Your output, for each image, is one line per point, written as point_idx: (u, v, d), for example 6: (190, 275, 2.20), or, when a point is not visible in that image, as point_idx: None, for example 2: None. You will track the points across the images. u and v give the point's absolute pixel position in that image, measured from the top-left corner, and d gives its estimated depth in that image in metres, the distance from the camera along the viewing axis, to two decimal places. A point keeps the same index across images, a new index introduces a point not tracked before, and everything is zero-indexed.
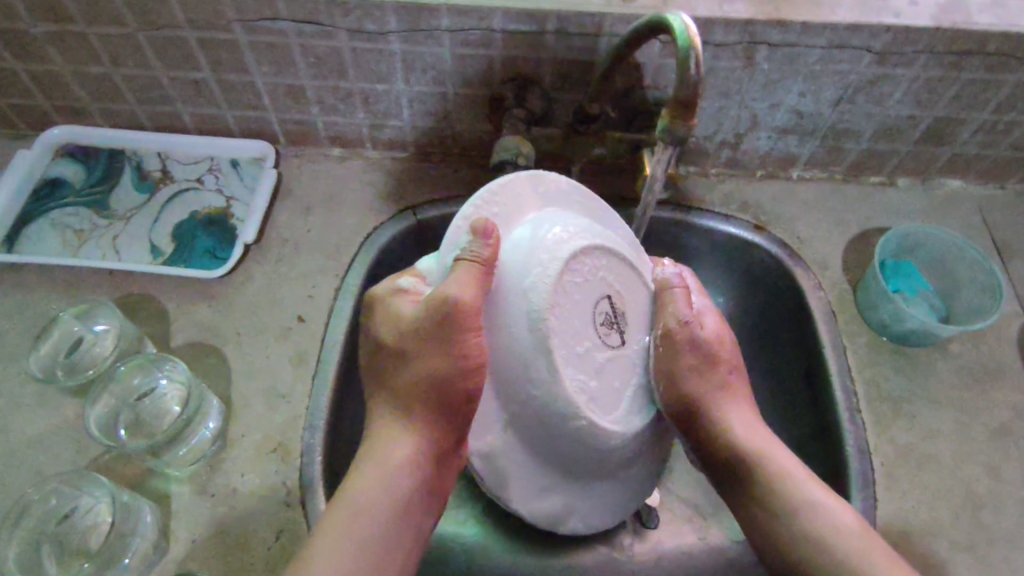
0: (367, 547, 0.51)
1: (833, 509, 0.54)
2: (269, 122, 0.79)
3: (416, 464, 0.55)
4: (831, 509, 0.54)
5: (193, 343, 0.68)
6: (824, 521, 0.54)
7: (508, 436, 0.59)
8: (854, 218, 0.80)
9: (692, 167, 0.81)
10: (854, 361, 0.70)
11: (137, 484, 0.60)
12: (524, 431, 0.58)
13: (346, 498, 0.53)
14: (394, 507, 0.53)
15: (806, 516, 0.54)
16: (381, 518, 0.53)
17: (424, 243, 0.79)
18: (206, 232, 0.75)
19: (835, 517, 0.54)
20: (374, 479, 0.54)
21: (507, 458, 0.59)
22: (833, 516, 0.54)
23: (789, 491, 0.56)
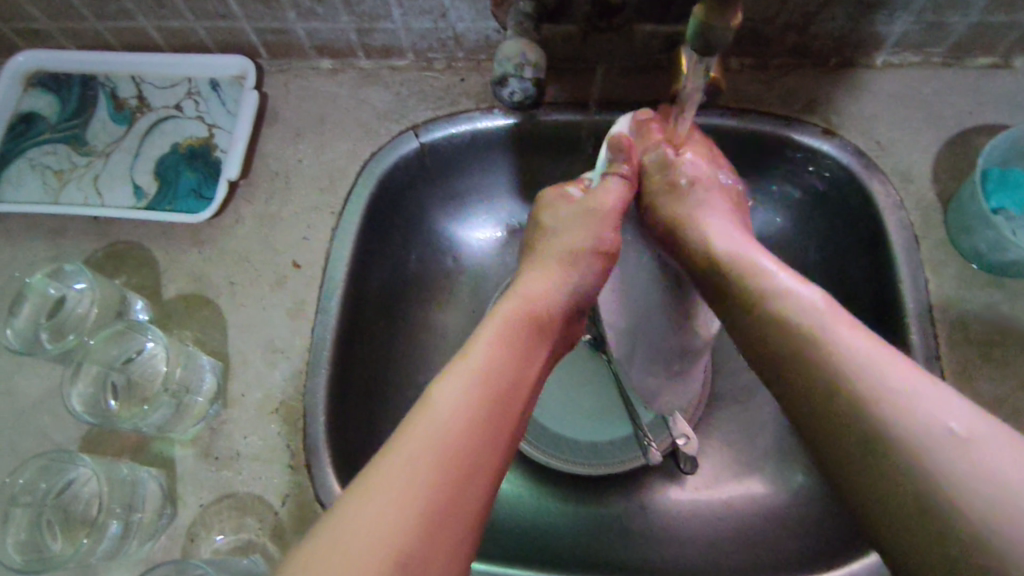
0: (415, 512, 0.36)
1: (829, 312, 0.44)
2: (245, 33, 0.68)
3: (521, 358, 0.47)
4: (822, 310, 0.44)
5: (186, 294, 0.63)
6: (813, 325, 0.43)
7: (626, 326, 0.67)
8: (952, 113, 0.64)
9: (747, 58, 0.66)
10: (937, 295, 0.58)
11: (140, 448, 0.58)
12: (638, 323, 0.66)
13: (452, 375, 0.44)
14: (503, 393, 0.44)
15: (805, 334, 0.43)
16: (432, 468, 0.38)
17: (433, 167, 0.70)
18: (190, 168, 0.68)
19: (826, 322, 0.43)
20: (473, 363, 0.45)
21: (626, 343, 0.68)
22: (824, 318, 0.43)
23: (777, 302, 0.46)
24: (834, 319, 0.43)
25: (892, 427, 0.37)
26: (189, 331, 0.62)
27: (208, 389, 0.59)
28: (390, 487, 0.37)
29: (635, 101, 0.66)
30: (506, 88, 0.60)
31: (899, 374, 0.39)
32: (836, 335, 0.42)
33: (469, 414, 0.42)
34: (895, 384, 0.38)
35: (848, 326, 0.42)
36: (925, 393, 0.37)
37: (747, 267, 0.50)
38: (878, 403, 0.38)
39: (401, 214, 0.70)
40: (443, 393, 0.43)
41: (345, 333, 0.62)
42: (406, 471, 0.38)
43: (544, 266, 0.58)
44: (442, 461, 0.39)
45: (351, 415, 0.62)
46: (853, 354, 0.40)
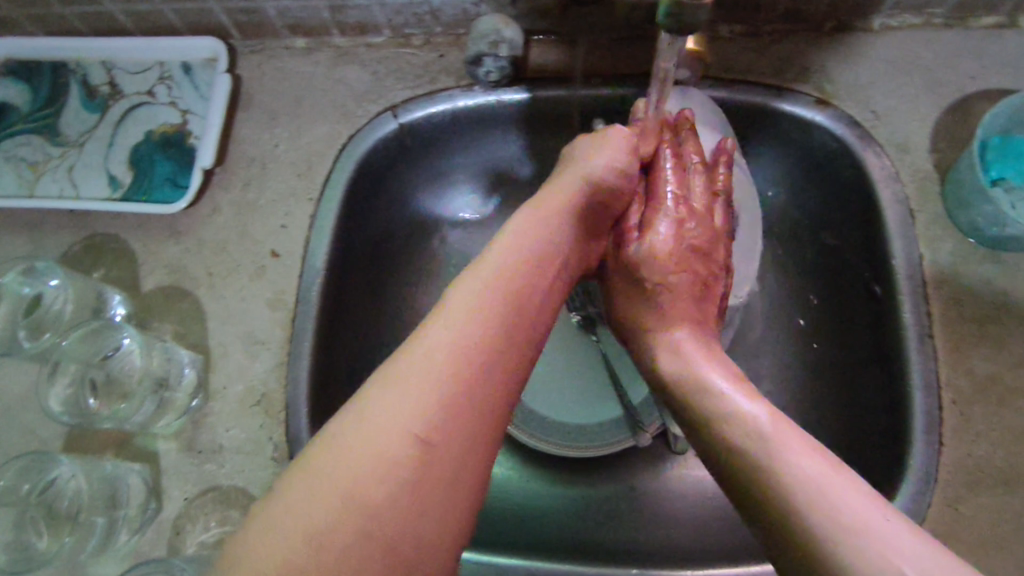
0: (429, 409, 0.35)
1: (777, 431, 0.37)
2: (214, 13, 0.66)
3: (546, 268, 0.46)
4: (767, 427, 0.38)
5: (164, 286, 0.62)
6: (741, 431, 0.38)
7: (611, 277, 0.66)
8: (954, 78, 0.61)
9: (738, 26, 0.63)
10: (932, 272, 0.56)
11: (124, 442, 0.58)
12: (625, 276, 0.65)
13: (473, 279, 0.43)
14: (524, 296, 0.43)
15: (734, 442, 0.38)
16: (454, 370, 0.37)
17: (413, 148, 0.68)
18: (165, 157, 0.67)
19: (770, 441, 0.37)
20: (499, 276, 0.43)
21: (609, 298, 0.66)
22: (770, 438, 0.37)
23: (721, 428, 0.40)
24: (782, 436, 0.37)
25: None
26: (168, 324, 0.61)
27: (189, 382, 0.59)
28: (402, 395, 0.35)
29: (620, 74, 0.63)
30: (481, 67, 0.58)
31: (857, 505, 0.32)
32: (783, 456, 0.36)
33: (495, 321, 0.40)
34: (856, 525, 0.31)
35: (797, 441, 0.36)
36: (892, 532, 0.31)
37: (699, 382, 0.44)
38: (839, 554, 0.31)
39: (382, 197, 0.69)
40: (460, 301, 0.41)
41: (326, 322, 0.61)
42: (432, 379, 0.36)
43: (559, 181, 0.52)
44: (469, 370, 0.37)
45: (334, 406, 0.61)
46: (802, 482, 0.34)
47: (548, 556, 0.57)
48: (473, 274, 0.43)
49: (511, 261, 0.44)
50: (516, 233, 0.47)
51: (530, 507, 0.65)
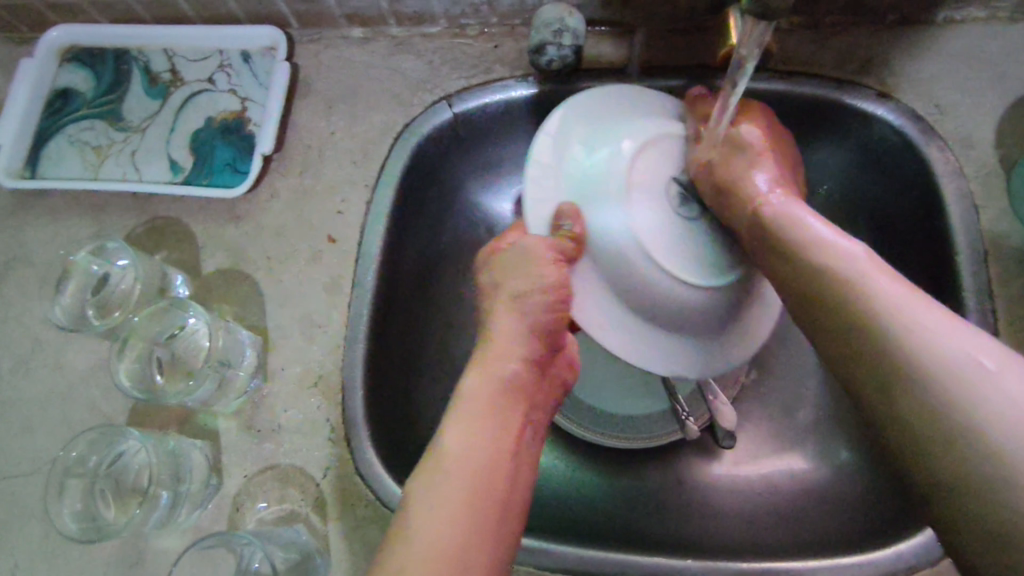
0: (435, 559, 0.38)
1: (863, 267, 0.42)
2: (276, 2, 0.67)
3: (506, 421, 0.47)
4: (864, 266, 0.42)
5: (224, 268, 0.64)
6: (829, 262, 0.44)
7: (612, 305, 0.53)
8: (1020, 73, 0.60)
9: (798, 18, 0.63)
10: (996, 269, 0.55)
11: (187, 419, 0.59)
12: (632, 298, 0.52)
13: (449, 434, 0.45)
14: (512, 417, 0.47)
15: (826, 270, 0.43)
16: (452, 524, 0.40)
17: (467, 137, 0.68)
18: (224, 143, 0.68)
19: (864, 279, 0.41)
20: (471, 435, 0.45)
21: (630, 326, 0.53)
22: (864, 275, 0.42)
23: (807, 260, 0.45)
24: (876, 275, 0.42)
25: (937, 396, 0.36)
26: (228, 307, 0.62)
27: (250, 363, 0.60)
28: (429, 534, 0.39)
29: (676, 65, 0.63)
30: (543, 57, 0.57)
31: (940, 327, 0.38)
32: (877, 292, 0.41)
33: (493, 456, 0.44)
34: (933, 344, 0.37)
35: (885, 275, 0.41)
36: (970, 346, 0.36)
37: (787, 219, 0.48)
38: (922, 378, 0.37)
39: (435, 186, 0.69)
40: (463, 434, 0.45)
41: (381, 307, 0.62)
42: (457, 478, 0.42)
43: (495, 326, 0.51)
44: (480, 506, 0.42)
45: (388, 389, 0.62)
46: (887, 306, 0.40)
47: (598, 542, 0.57)
48: (466, 403, 0.47)
49: (494, 393, 0.48)
50: (494, 365, 0.49)
51: (576, 496, 0.66)
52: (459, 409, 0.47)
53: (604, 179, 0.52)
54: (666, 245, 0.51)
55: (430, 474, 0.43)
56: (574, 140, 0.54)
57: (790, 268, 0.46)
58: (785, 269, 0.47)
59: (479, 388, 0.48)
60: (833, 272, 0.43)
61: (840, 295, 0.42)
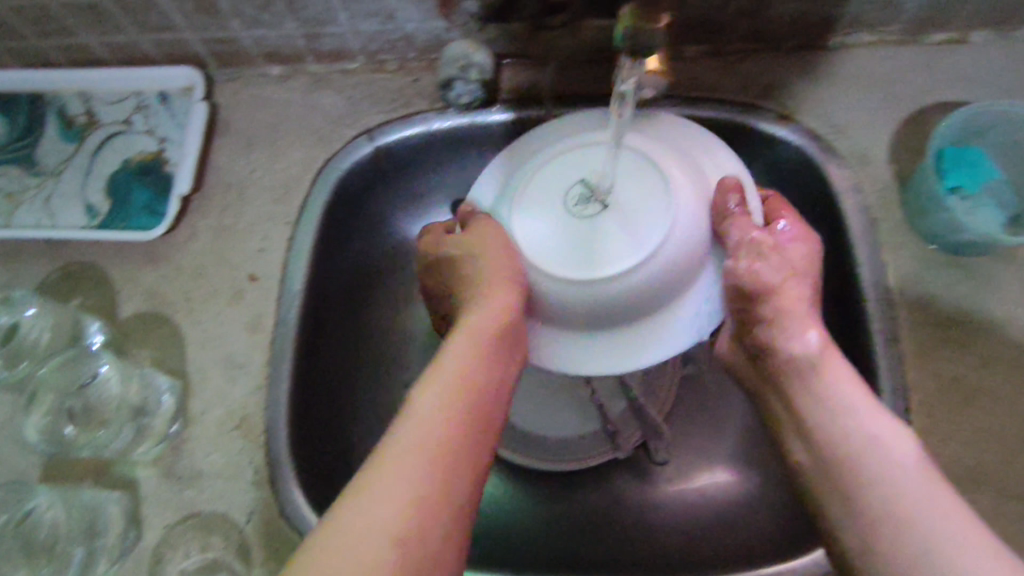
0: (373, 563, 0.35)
1: (879, 429, 0.44)
2: (191, 43, 0.67)
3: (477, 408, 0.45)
4: (870, 419, 0.44)
5: (143, 312, 0.63)
6: (832, 406, 0.46)
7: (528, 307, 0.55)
8: (910, 92, 0.64)
9: (702, 46, 0.65)
10: (896, 279, 0.58)
11: (104, 470, 0.57)
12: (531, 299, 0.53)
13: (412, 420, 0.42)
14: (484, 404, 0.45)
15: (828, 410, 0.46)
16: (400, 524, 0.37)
17: (390, 170, 0.69)
18: (142, 185, 0.67)
19: (869, 433, 0.44)
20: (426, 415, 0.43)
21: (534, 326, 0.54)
22: (867, 428, 0.44)
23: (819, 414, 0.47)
24: (895, 448, 0.43)
25: (916, 556, 0.38)
26: (147, 351, 0.61)
27: (167, 409, 0.59)
28: (396, 475, 0.39)
29: (586, 94, 0.65)
30: (452, 91, 0.60)
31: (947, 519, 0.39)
32: (880, 445, 0.43)
33: (462, 410, 0.44)
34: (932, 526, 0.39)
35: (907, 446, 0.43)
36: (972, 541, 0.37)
37: (792, 358, 0.49)
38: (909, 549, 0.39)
39: (361, 219, 0.70)
40: (441, 382, 0.45)
41: (305, 344, 0.62)
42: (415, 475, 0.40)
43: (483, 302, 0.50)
44: (449, 448, 0.42)
45: (315, 427, 0.61)
46: (898, 479, 0.42)
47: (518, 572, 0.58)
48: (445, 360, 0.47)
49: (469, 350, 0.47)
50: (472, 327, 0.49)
51: (510, 520, 0.66)
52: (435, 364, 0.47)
53: (514, 184, 0.54)
54: (555, 247, 0.50)
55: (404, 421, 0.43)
56: (533, 144, 0.56)
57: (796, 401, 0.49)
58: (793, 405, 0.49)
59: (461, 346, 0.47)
60: (838, 415, 0.46)
61: (850, 457, 0.44)
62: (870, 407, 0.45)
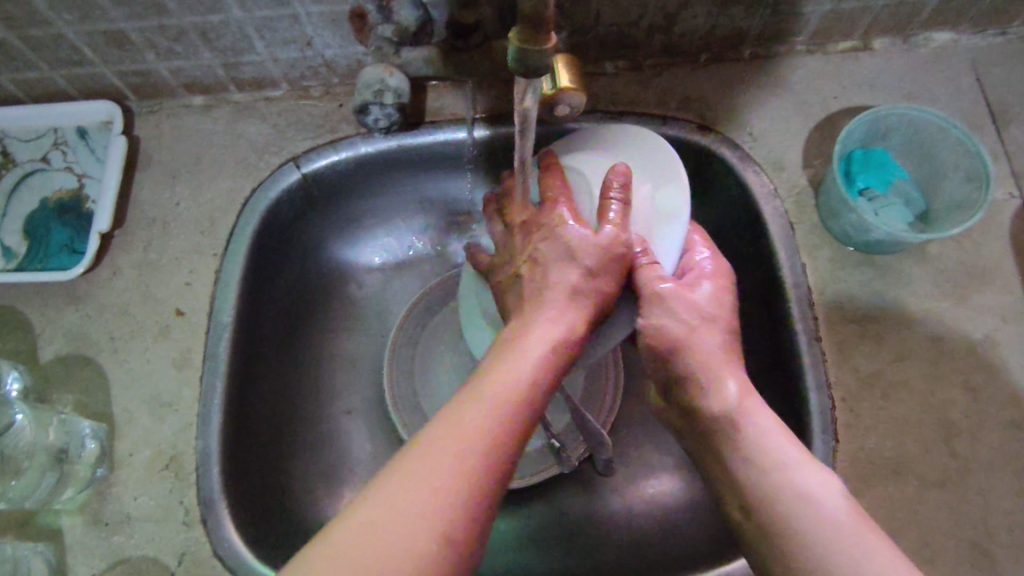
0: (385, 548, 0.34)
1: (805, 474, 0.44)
2: (107, 77, 0.66)
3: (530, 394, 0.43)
4: (812, 481, 0.43)
5: (64, 354, 0.61)
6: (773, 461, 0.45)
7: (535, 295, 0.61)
8: (819, 98, 0.66)
9: (621, 62, 0.67)
10: (814, 280, 0.60)
11: (25, 521, 0.55)
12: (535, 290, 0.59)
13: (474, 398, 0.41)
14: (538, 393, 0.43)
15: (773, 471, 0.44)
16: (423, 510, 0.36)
17: (320, 196, 0.68)
18: (61, 223, 0.66)
19: (809, 494, 0.43)
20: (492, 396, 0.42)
21: None
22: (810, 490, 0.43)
23: (739, 448, 0.47)
24: (820, 490, 0.43)
25: None
26: (70, 394, 0.59)
27: (91, 452, 0.57)
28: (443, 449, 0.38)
29: (510, 113, 0.66)
30: (369, 115, 0.60)
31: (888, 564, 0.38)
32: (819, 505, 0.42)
33: (526, 389, 0.43)
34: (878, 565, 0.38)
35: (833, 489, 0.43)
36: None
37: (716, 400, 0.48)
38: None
39: (293, 246, 0.69)
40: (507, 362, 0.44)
41: (237, 378, 0.60)
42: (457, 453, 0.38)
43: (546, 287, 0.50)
44: (497, 431, 0.40)
45: (251, 461, 0.60)
46: (834, 522, 0.41)
47: None
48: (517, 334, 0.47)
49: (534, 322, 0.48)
50: (532, 325, 0.47)
51: None
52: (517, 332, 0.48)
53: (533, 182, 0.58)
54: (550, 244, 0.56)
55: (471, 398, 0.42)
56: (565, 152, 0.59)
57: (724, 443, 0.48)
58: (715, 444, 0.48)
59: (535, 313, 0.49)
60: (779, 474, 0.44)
61: (780, 497, 0.43)
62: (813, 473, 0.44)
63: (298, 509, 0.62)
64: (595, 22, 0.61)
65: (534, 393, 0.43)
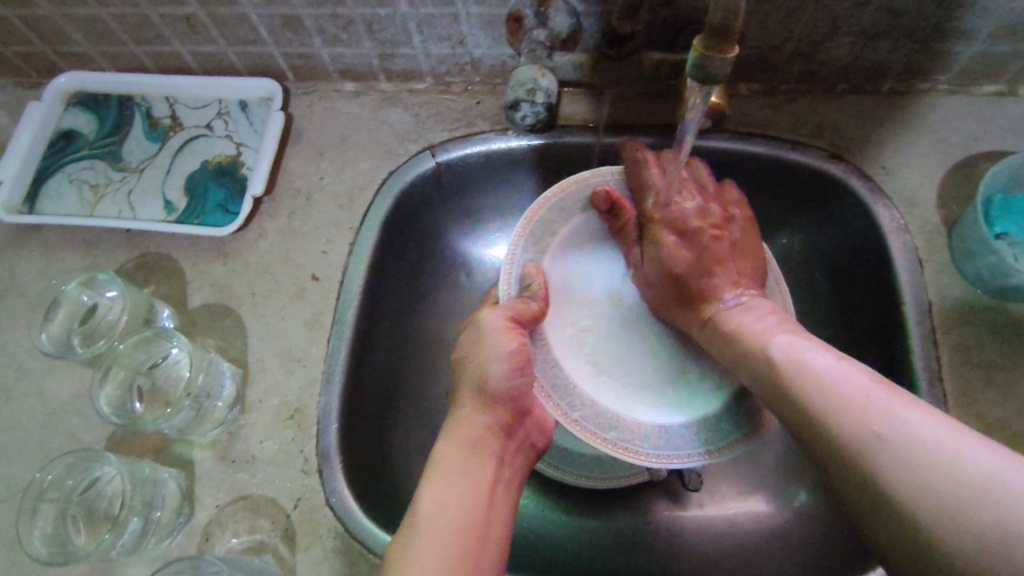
0: None
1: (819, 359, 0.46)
2: (274, 57, 0.72)
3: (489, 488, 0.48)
4: (827, 368, 0.45)
5: (210, 303, 0.66)
6: (792, 361, 0.47)
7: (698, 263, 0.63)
8: (959, 139, 0.65)
9: (756, 85, 0.68)
10: (939, 319, 0.59)
11: (163, 447, 0.61)
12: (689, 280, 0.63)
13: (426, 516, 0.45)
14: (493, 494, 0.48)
15: (798, 379, 0.46)
16: None
17: (449, 185, 0.72)
18: (218, 184, 0.72)
19: (828, 377, 0.44)
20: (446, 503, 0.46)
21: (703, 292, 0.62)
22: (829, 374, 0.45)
23: (760, 346, 0.50)
24: (840, 378, 0.44)
25: (894, 465, 0.38)
26: (212, 340, 0.65)
27: (227, 395, 0.62)
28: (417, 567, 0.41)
29: (642, 124, 0.68)
30: (518, 112, 0.63)
31: (903, 413, 0.40)
32: (836, 383, 0.44)
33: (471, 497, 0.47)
34: (905, 417, 0.40)
35: (853, 370, 0.44)
36: (938, 432, 0.38)
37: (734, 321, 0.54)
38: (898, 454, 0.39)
39: (418, 230, 0.73)
40: (432, 503, 0.46)
41: (359, 344, 0.64)
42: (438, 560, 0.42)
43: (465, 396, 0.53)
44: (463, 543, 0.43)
45: (364, 424, 0.63)
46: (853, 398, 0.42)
47: None
48: (432, 476, 0.48)
49: (453, 461, 0.49)
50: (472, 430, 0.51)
51: (550, 533, 0.67)
52: (431, 477, 0.48)
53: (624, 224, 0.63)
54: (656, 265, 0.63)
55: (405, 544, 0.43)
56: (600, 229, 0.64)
57: (762, 365, 0.50)
58: (760, 378, 0.50)
59: (446, 460, 0.49)
60: (799, 369, 0.47)
61: (791, 376, 0.47)
62: (829, 361, 0.46)
63: (400, 477, 0.65)
64: (739, 44, 0.63)
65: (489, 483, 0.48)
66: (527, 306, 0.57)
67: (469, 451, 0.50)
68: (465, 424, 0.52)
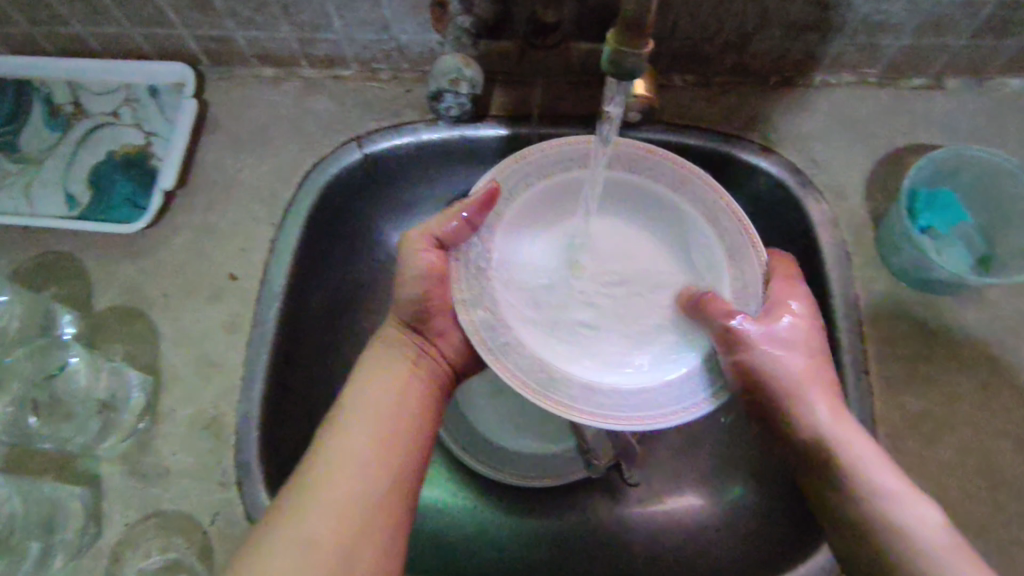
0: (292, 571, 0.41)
1: (868, 449, 0.47)
2: (184, 40, 0.67)
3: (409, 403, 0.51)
4: (877, 468, 0.45)
5: (117, 305, 0.62)
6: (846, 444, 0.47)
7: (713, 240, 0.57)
8: (886, 131, 0.66)
9: (690, 75, 0.67)
10: (867, 313, 0.59)
11: (66, 463, 0.56)
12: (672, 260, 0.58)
13: (350, 436, 0.47)
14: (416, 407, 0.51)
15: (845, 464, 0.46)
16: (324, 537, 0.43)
17: (378, 177, 0.69)
18: (125, 176, 0.67)
19: (878, 476, 0.45)
20: (369, 421, 0.48)
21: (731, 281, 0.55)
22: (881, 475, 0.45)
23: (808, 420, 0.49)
24: (885, 477, 0.45)
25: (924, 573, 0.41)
26: (119, 345, 0.60)
27: (136, 404, 0.58)
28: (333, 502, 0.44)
29: (574, 116, 0.66)
30: (442, 103, 0.60)
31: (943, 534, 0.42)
32: (885, 484, 0.45)
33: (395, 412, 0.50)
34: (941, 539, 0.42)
35: (896, 477, 0.45)
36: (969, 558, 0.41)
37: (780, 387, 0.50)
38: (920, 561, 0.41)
39: (346, 224, 0.69)
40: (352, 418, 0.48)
41: (282, 347, 0.61)
42: (351, 479, 0.45)
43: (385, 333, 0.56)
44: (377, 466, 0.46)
45: (288, 431, 0.60)
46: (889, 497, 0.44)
47: None
48: (368, 385, 0.51)
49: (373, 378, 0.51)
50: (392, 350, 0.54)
51: (488, 537, 0.66)
52: (352, 392, 0.50)
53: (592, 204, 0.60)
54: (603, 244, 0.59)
55: (317, 463, 0.46)
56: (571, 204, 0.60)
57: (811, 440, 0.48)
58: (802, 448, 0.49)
59: (371, 380, 0.51)
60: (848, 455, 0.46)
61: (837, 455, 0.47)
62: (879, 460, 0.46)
63: None
64: (670, 34, 0.61)
65: (415, 398, 0.52)
66: (445, 218, 0.53)
67: (387, 364, 0.53)
68: (386, 341, 0.55)
